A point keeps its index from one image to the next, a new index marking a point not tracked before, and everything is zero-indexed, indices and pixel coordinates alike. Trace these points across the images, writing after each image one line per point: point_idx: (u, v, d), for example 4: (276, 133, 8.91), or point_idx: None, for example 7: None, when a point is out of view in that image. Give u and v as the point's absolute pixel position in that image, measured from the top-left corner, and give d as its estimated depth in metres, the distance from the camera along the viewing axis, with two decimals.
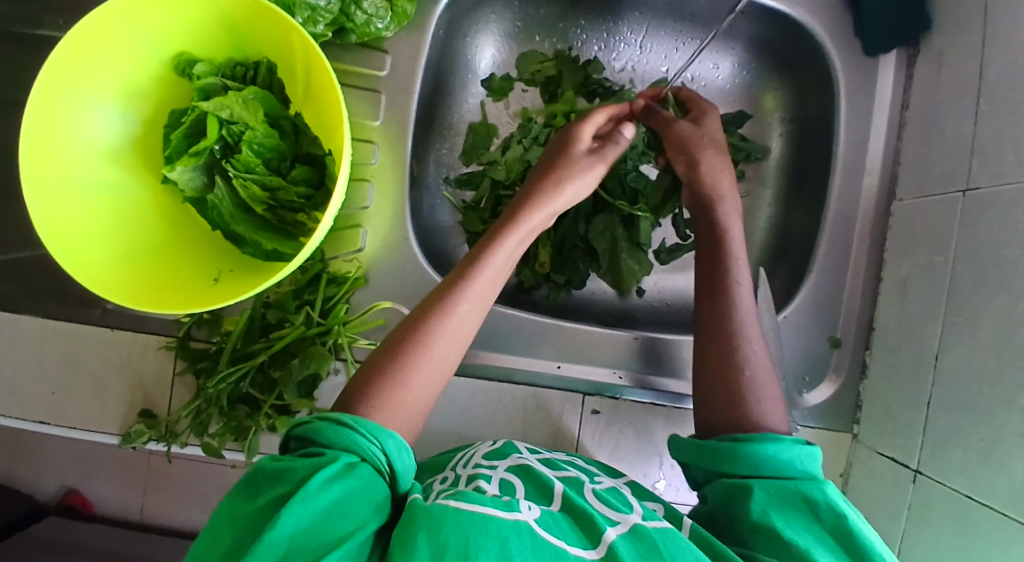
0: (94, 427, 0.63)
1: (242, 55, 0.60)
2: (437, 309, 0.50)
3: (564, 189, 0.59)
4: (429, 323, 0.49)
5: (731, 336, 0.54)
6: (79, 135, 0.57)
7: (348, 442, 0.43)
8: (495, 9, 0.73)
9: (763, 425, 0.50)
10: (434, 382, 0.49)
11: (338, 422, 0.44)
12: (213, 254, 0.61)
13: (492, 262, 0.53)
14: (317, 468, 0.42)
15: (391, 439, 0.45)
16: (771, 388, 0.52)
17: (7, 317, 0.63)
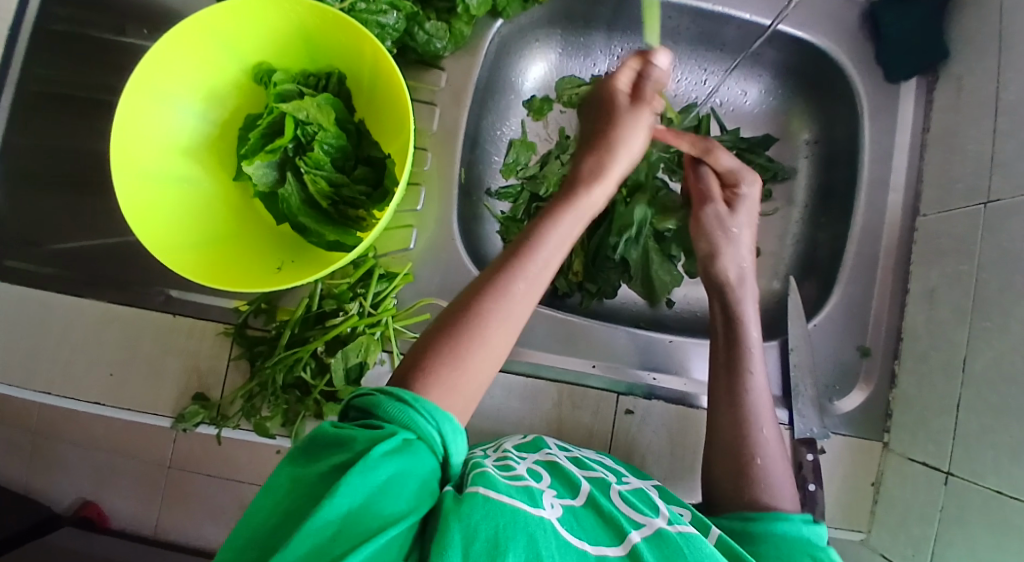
0: (148, 409, 0.65)
1: (316, 65, 0.65)
2: (493, 291, 0.51)
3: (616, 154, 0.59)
4: (483, 305, 0.50)
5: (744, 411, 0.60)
6: (164, 130, 0.62)
7: (406, 417, 0.45)
8: (539, 36, 0.79)
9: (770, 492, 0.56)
10: (489, 363, 0.50)
11: (397, 397, 0.46)
12: (275, 247, 0.65)
13: (542, 247, 0.53)
14: (377, 440, 0.44)
15: (448, 423, 0.47)
16: (783, 475, 0.57)
17: (69, 300, 0.65)
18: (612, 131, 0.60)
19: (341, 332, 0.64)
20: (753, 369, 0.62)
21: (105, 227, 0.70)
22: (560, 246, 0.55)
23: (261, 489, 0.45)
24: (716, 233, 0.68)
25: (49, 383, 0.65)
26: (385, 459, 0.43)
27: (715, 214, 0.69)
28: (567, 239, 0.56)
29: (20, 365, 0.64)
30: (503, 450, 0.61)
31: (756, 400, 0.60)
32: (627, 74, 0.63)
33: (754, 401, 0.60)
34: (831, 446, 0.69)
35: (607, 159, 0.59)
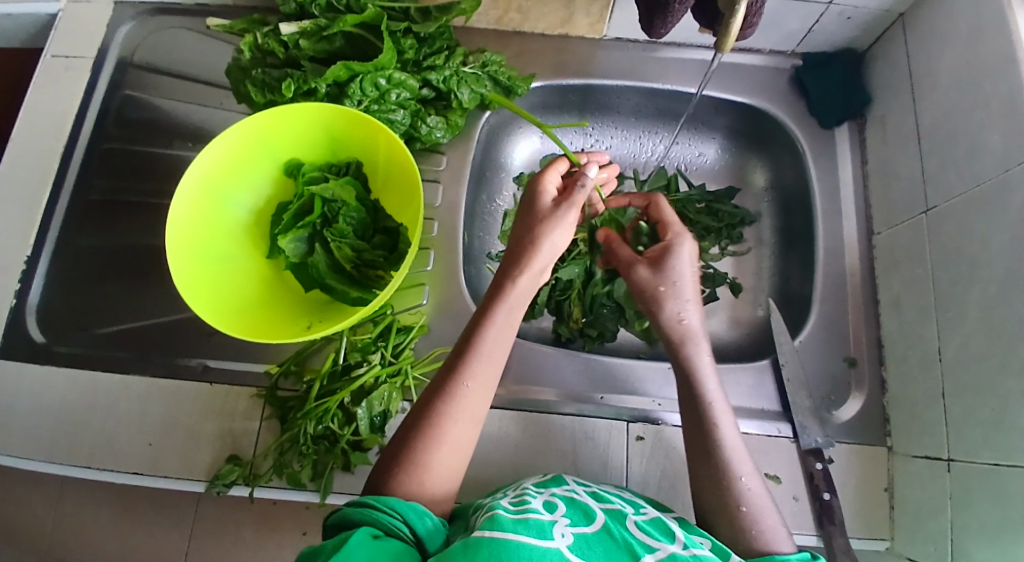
0: (183, 475, 0.68)
1: (338, 157, 0.77)
2: (442, 396, 0.57)
3: (542, 245, 0.63)
4: (437, 408, 0.57)
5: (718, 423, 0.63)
6: (212, 218, 0.72)
7: (372, 516, 0.50)
8: (522, 123, 0.91)
9: (748, 500, 0.57)
10: (456, 460, 0.56)
11: (361, 505, 0.51)
12: (305, 310, 0.74)
13: (483, 345, 0.59)
14: (345, 538, 0.48)
15: (410, 509, 0.51)
16: (771, 516, 0.56)
17: (115, 377, 0.71)
18: (538, 226, 0.64)
19: (365, 382, 0.69)
20: (719, 428, 0.61)
21: (145, 309, 0.77)
22: (501, 336, 0.60)
23: None
24: (670, 282, 0.68)
25: (92, 457, 0.69)
26: (356, 546, 0.47)
27: (650, 276, 0.69)
28: (506, 330, 0.61)
29: (68, 441, 0.69)
30: (520, 488, 0.59)
31: (718, 408, 0.62)
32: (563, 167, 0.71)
33: (726, 444, 0.60)
34: (839, 455, 0.71)
35: (530, 252, 0.62)
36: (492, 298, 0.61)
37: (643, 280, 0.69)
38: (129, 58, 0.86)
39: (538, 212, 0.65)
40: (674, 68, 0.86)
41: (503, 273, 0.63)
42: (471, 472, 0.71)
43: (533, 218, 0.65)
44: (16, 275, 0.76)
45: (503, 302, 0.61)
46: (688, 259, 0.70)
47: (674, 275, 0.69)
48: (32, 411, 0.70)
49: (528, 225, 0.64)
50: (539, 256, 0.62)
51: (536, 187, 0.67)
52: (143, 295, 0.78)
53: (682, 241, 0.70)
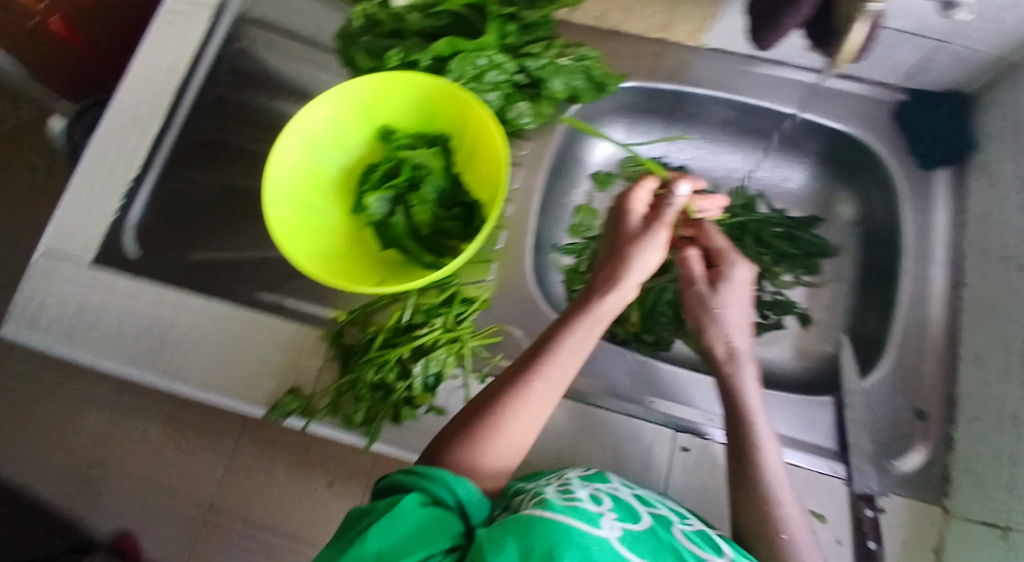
0: (246, 398, 0.72)
1: (428, 128, 0.80)
2: (510, 391, 0.58)
3: (632, 262, 0.61)
4: (503, 400, 0.58)
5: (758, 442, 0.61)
6: (304, 169, 0.76)
7: (423, 484, 0.53)
8: (607, 122, 0.91)
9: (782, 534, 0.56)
10: (510, 455, 0.58)
11: (415, 470, 0.54)
12: (379, 267, 0.78)
13: (559, 351, 0.60)
14: (396, 500, 0.52)
15: (460, 485, 0.52)
16: (808, 549, 0.56)
17: (198, 300, 0.75)
18: (628, 242, 0.63)
19: (424, 343, 0.71)
20: (763, 456, 0.60)
21: (245, 247, 0.84)
22: (579, 347, 0.60)
23: None
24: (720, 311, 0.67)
25: (168, 368, 0.73)
26: (406, 510, 0.51)
27: (704, 292, 0.68)
28: (584, 344, 0.61)
29: (149, 352, 0.74)
30: (566, 478, 0.59)
31: (758, 432, 0.61)
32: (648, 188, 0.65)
33: (768, 470, 0.59)
34: (892, 506, 0.68)
35: (621, 269, 0.61)
36: (576, 308, 0.62)
37: (695, 295, 0.68)
38: (250, 11, 0.91)
39: (628, 230, 0.64)
40: (769, 86, 0.84)
41: (588, 287, 0.63)
42: None
43: (622, 233, 0.64)
44: (122, 190, 0.81)
45: (587, 317, 0.61)
46: (743, 287, 0.68)
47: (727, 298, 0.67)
48: (121, 319, 0.75)
49: (618, 240, 0.64)
50: (627, 273, 0.61)
51: (625, 203, 0.65)
52: (236, 237, 0.85)
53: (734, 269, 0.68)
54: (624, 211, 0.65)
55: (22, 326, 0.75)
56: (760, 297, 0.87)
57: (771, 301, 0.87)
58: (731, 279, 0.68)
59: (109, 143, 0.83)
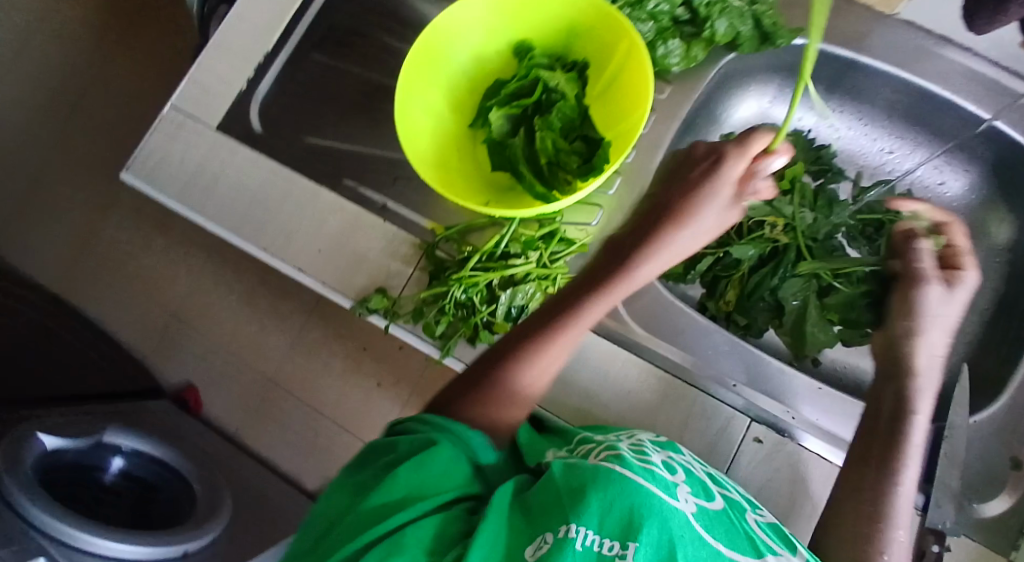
0: (338, 289, 0.73)
1: (568, 52, 0.75)
2: (525, 344, 0.61)
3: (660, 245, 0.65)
4: (517, 352, 0.61)
5: (887, 461, 0.58)
6: (435, 69, 0.73)
7: (441, 431, 0.55)
8: (755, 81, 0.84)
9: (885, 557, 0.54)
10: (518, 406, 0.61)
11: (427, 421, 0.56)
12: (485, 188, 0.75)
13: (576, 312, 0.62)
14: (415, 442, 0.53)
15: (476, 438, 0.55)
16: None
17: (308, 185, 0.75)
18: (663, 228, 0.65)
19: (518, 274, 0.70)
20: (901, 478, 0.57)
21: (358, 138, 0.83)
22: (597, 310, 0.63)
23: (329, 494, 0.54)
24: (908, 321, 0.64)
25: (268, 243, 0.74)
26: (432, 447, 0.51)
27: (941, 295, 0.64)
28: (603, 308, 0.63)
29: (252, 223, 0.75)
30: (637, 439, 0.58)
31: (913, 450, 0.58)
32: (739, 164, 0.65)
33: (901, 490, 0.57)
34: (958, 545, 0.64)
35: (650, 246, 0.65)
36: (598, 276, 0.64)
37: (933, 297, 0.64)
38: None
39: (659, 215, 0.66)
40: (959, 75, 0.73)
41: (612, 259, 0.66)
42: (576, 396, 0.72)
43: (659, 219, 0.66)
44: (252, 64, 0.80)
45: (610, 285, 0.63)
46: (961, 300, 0.64)
47: (949, 305, 0.64)
48: (235, 187, 0.76)
49: (657, 223, 0.66)
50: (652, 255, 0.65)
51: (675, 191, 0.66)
52: (359, 130, 0.84)
53: (930, 287, 0.64)
54: (660, 198, 0.67)
55: (141, 177, 0.77)
56: None
57: None
58: (964, 286, 0.64)
59: (252, 9, 0.81)
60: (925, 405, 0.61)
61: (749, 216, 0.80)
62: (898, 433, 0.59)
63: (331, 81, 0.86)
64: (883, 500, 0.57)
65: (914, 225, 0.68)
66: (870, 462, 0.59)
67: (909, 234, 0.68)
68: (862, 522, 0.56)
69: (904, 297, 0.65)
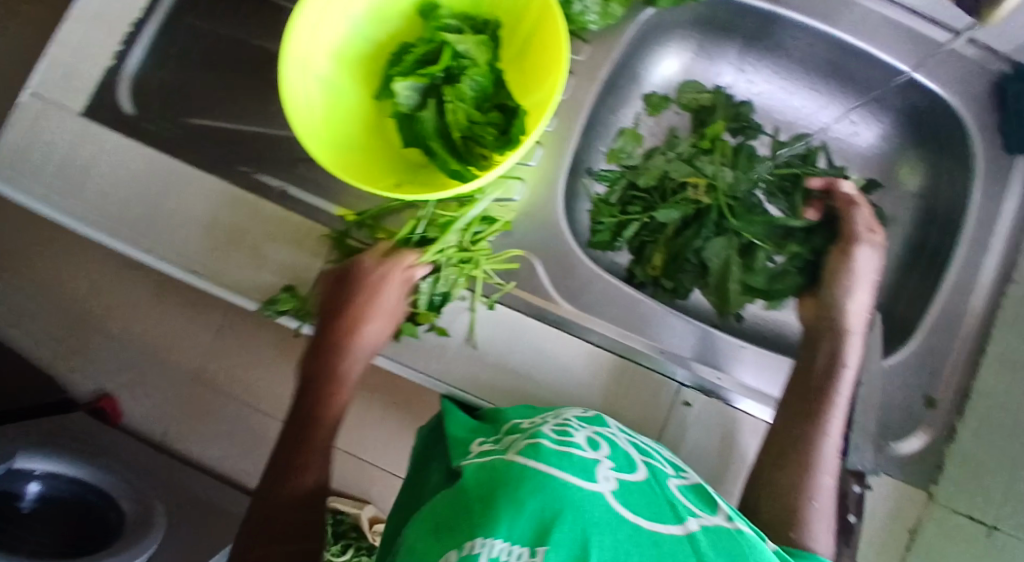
0: (240, 291, 0.66)
1: (478, 12, 0.69)
2: (299, 427, 0.65)
3: (352, 324, 0.65)
4: (293, 440, 0.64)
5: (809, 416, 0.63)
6: (330, 33, 0.66)
7: None
8: (675, 35, 0.81)
9: (809, 504, 0.61)
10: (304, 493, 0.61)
11: None
12: (397, 167, 0.69)
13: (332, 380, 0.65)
14: None
15: None
16: (828, 517, 0.61)
17: (199, 173, 0.68)
18: (349, 302, 0.65)
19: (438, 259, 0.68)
20: (828, 431, 0.63)
21: (250, 117, 0.76)
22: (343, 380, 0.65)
23: None
24: (844, 282, 0.69)
25: (155, 244, 0.67)
26: None
27: (873, 252, 0.70)
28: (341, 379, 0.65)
29: (135, 222, 0.67)
30: (563, 417, 0.55)
31: (839, 405, 0.64)
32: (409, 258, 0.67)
33: (827, 441, 0.63)
34: (879, 484, 0.67)
35: (339, 316, 0.65)
36: (335, 343, 0.65)
37: (868, 252, 0.70)
38: None
39: (336, 290, 0.66)
40: (873, 25, 0.73)
41: (329, 331, 0.66)
42: (506, 382, 0.67)
43: (339, 294, 0.66)
44: (119, 37, 0.70)
45: (345, 352, 0.65)
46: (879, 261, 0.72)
47: (872, 266, 0.70)
48: (114, 180, 0.67)
49: (337, 296, 0.66)
50: (353, 334, 0.65)
51: (346, 272, 0.66)
52: (256, 110, 0.77)
53: (865, 249, 0.70)
54: (345, 280, 0.66)
55: None
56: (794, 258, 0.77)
57: None
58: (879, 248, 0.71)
59: None
60: (853, 363, 0.66)
61: (672, 177, 0.79)
62: (829, 389, 0.64)
63: (219, 56, 0.78)
64: (810, 448, 0.62)
65: (844, 186, 0.74)
66: (798, 418, 0.63)
67: (844, 197, 0.74)
68: (792, 475, 0.61)
69: (841, 259, 0.71)
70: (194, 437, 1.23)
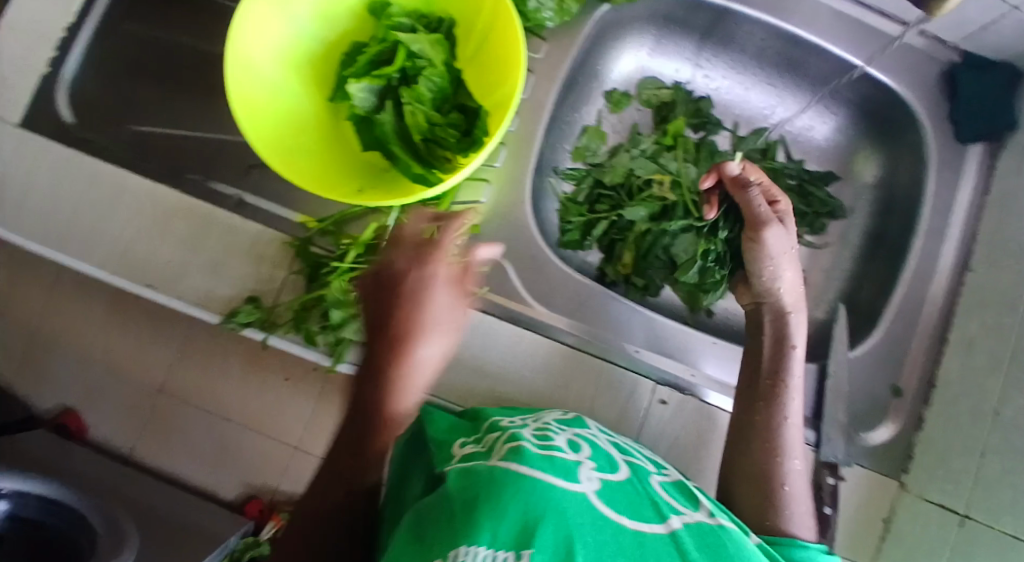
0: (199, 302, 0.64)
1: (431, 10, 0.68)
2: (342, 482, 0.52)
3: (413, 340, 0.50)
4: (331, 497, 0.52)
5: (765, 402, 0.62)
6: (277, 34, 0.64)
7: None
8: (632, 31, 0.81)
9: (781, 494, 0.60)
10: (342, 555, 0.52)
11: None
12: (357, 171, 0.68)
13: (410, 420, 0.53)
14: None
15: None
16: (804, 500, 0.60)
17: (146, 183, 0.65)
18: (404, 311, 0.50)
19: None
20: (788, 417, 0.62)
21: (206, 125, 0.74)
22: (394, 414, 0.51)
23: None
24: (765, 269, 0.65)
25: (105, 258, 0.64)
26: None
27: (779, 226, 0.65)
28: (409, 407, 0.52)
29: (82, 236, 0.64)
30: (543, 420, 0.55)
31: (795, 384, 0.63)
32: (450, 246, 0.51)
33: (788, 422, 0.62)
34: (853, 475, 0.69)
35: (415, 337, 0.49)
36: (376, 370, 0.50)
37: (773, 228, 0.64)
38: None
39: (388, 298, 0.51)
40: (824, 19, 0.74)
41: (372, 353, 0.51)
42: (480, 385, 0.67)
43: (397, 306, 0.50)
44: (53, 43, 0.68)
45: (396, 380, 0.50)
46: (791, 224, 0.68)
47: (783, 244, 0.65)
48: (58, 192, 0.65)
49: (393, 309, 0.50)
50: (410, 347, 0.49)
51: (390, 281, 0.51)
52: (208, 119, 0.75)
53: (774, 228, 0.64)
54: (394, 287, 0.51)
55: None
56: None
57: None
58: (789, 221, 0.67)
59: None
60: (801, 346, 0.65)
61: (637, 175, 0.79)
62: (781, 371, 0.63)
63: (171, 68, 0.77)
64: (777, 433, 0.61)
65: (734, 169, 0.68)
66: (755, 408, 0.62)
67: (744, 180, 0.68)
68: (761, 468, 0.60)
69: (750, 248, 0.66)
70: None
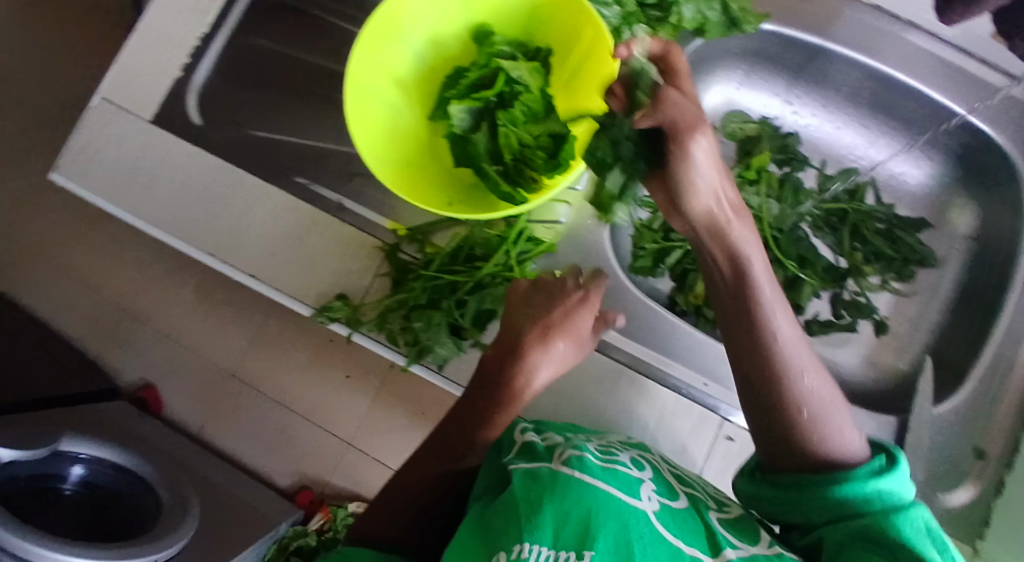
0: (297, 295, 0.70)
1: (530, 39, 0.72)
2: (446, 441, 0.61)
3: (544, 334, 0.61)
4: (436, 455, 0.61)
5: (756, 345, 0.53)
6: (389, 55, 0.69)
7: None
8: (722, 65, 0.82)
9: (810, 431, 0.52)
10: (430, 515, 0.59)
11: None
12: (448, 185, 0.72)
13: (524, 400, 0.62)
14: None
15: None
16: (836, 415, 0.52)
17: (256, 180, 0.71)
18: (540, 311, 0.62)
19: (484, 278, 0.69)
20: (771, 328, 0.53)
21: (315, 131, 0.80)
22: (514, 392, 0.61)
23: None
24: (686, 180, 0.51)
25: (216, 247, 0.70)
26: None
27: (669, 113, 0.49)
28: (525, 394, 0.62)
29: (199, 225, 0.71)
30: (608, 442, 0.56)
31: (768, 298, 0.53)
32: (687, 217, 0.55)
33: (778, 338, 0.53)
34: None
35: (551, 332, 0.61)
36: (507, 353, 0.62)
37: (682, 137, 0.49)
38: None
39: (526, 299, 0.64)
40: (921, 64, 0.73)
41: (507, 338, 0.63)
42: (552, 400, 0.70)
43: (536, 308, 0.63)
44: (187, 49, 0.75)
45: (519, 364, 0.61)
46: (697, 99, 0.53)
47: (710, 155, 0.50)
48: (182, 185, 0.72)
49: (532, 309, 0.63)
50: (539, 339, 0.61)
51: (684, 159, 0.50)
52: (315, 125, 0.80)
53: (701, 135, 0.49)
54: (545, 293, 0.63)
55: (75, 179, 0.73)
56: (841, 294, 0.79)
57: (851, 300, 0.78)
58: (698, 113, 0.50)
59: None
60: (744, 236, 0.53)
61: None
62: (746, 294, 0.53)
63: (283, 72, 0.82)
64: (775, 364, 0.52)
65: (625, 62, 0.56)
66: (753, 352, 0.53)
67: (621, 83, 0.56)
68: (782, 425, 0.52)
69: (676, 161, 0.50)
70: (234, 436, 1.29)
